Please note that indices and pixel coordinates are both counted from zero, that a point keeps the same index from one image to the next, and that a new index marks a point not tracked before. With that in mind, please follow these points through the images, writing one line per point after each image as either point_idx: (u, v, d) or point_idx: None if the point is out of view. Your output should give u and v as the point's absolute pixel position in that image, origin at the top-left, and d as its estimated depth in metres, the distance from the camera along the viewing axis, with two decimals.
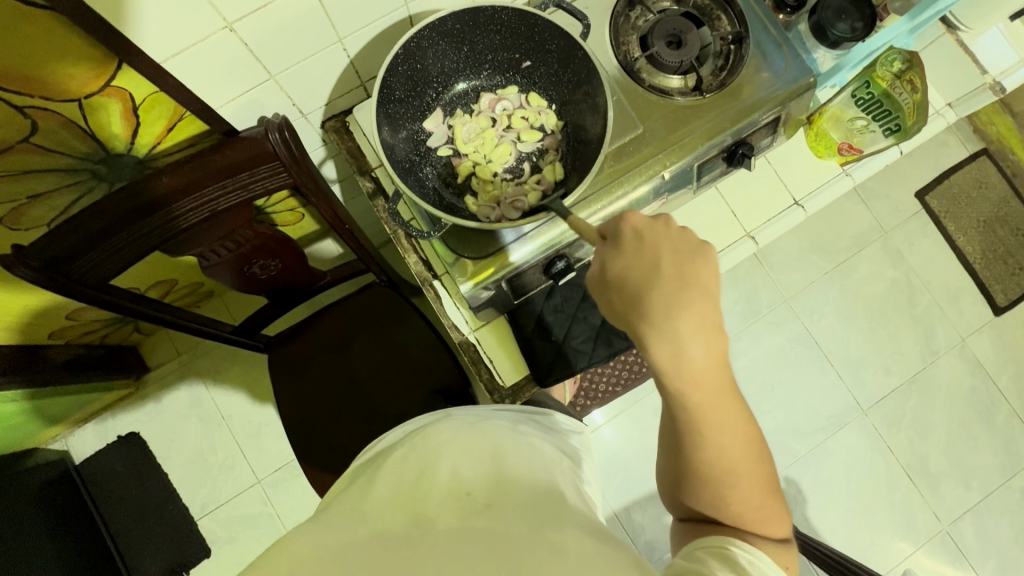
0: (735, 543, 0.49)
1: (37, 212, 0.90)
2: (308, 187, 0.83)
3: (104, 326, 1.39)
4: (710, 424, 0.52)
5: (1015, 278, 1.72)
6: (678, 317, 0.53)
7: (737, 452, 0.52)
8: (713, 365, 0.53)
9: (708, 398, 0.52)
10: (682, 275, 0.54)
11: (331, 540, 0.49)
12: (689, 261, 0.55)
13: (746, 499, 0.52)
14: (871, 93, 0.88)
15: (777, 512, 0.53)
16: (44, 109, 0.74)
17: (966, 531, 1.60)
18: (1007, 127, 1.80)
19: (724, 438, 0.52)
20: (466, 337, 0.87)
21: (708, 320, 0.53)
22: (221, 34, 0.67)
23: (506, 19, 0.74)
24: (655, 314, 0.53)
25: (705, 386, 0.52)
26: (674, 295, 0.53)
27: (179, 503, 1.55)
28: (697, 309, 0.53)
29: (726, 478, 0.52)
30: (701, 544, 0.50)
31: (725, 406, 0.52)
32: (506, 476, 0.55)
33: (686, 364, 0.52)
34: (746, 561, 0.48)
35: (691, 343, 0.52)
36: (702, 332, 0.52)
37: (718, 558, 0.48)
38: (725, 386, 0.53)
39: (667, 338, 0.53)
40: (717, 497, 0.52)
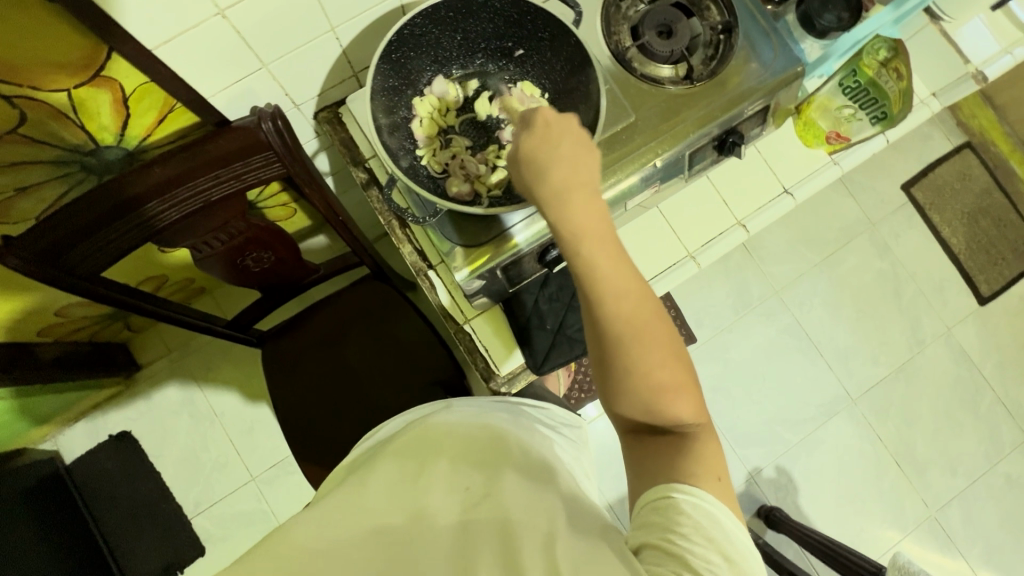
0: (676, 489, 0.49)
1: (25, 205, 0.89)
2: (302, 178, 0.83)
3: (93, 323, 1.37)
4: (608, 286, 0.50)
5: (999, 268, 1.76)
6: (567, 179, 0.53)
7: (643, 319, 0.50)
8: (603, 231, 0.52)
9: (604, 261, 0.51)
10: (575, 147, 0.54)
11: (334, 532, 0.49)
12: (585, 139, 0.54)
13: (651, 369, 0.50)
14: (858, 82, 0.88)
15: (689, 390, 0.51)
16: (32, 99, 0.73)
17: (953, 517, 1.63)
18: (990, 121, 1.83)
19: (626, 302, 0.50)
20: (461, 325, 0.88)
21: (593, 186, 0.53)
22: (214, 22, 0.67)
23: (499, 6, 0.75)
24: (547, 175, 0.53)
25: (594, 244, 0.51)
26: (563, 160, 0.53)
27: (172, 502, 1.53)
28: (583, 177, 0.53)
29: (631, 345, 0.50)
30: (648, 498, 0.51)
31: (623, 272, 0.51)
32: (504, 461, 0.55)
33: (575, 223, 0.52)
34: (689, 509, 0.48)
35: (578, 206, 0.52)
36: (589, 197, 0.53)
37: (664, 514, 0.48)
38: (621, 254, 0.52)
39: (557, 200, 0.53)
40: (628, 371, 0.50)
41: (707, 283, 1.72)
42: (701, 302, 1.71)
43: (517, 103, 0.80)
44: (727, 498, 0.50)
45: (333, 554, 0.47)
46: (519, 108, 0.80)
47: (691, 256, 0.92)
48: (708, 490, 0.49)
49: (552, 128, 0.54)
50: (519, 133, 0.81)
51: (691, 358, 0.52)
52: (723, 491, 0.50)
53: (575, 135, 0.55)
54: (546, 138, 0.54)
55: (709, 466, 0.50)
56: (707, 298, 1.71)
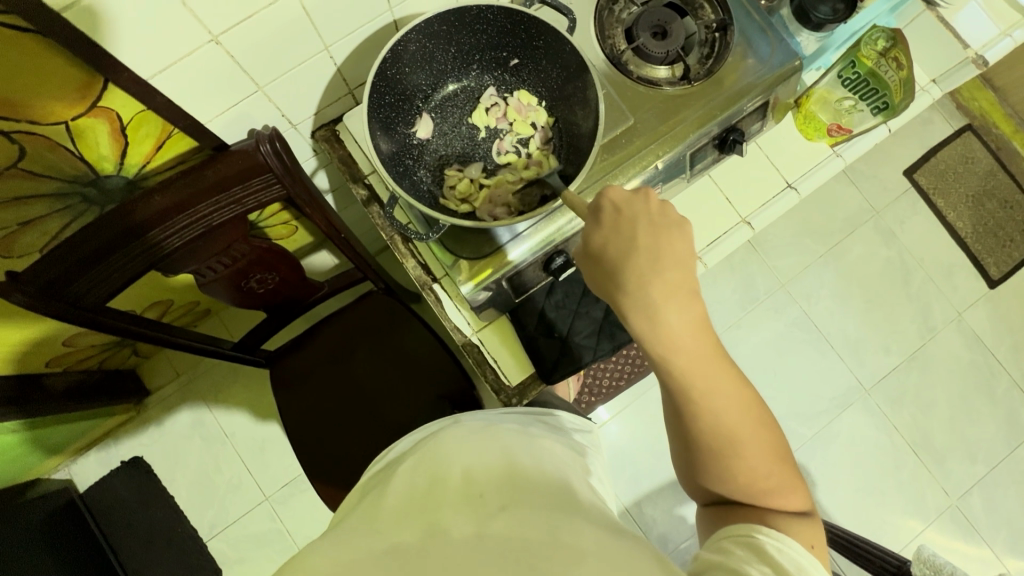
0: (762, 531, 0.46)
1: (28, 239, 0.88)
2: (302, 197, 0.83)
3: (102, 351, 1.37)
4: (706, 396, 0.53)
5: (1007, 250, 1.74)
6: (654, 285, 0.55)
7: (742, 421, 0.53)
8: (695, 336, 0.54)
9: (700, 371, 0.53)
10: (654, 244, 0.57)
11: (345, 555, 0.47)
12: (664, 232, 0.58)
13: (754, 471, 0.52)
14: (857, 74, 0.85)
15: (795, 484, 0.52)
16: (30, 133, 0.73)
17: (975, 504, 1.61)
18: (989, 102, 1.81)
19: (724, 409, 0.53)
20: (469, 339, 0.87)
21: (684, 288, 0.56)
22: (207, 48, 0.67)
23: (492, 17, 0.74)
24: (631, 285, 0.56)
25: (687, 355, 0.54)
26: (647, 265, 0.56)
27: (187, 525, 1.53)
28: (673, 277, 0.56)
29: (732, 451, 0.52)
30: (727, 533, 0.48)
31: (718, 377, 0.53)
32: (521, 478, 0.54)
33: (666, 334, 0.54)
34: (772, 550, 0.45)
35: (669, 314, 0.55)
36: (679, 302, 0.55)
37: (743, 548, 0.46)
38: (716, 358, 0.54)
39: (644, 308, 0.55)
40: (725, 470, 0.52)
41: (712, 280, 1.71)
42: (708, 300, 1.69)
43: (515, 112, 0.82)
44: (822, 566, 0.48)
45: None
46: (517, 117, 0.82)
47: (697, 257, 0.91)
48: (800, 544, 0.46)
49: (622, 218, 0.59)
50: (518, 142, 0.82)
51: (791, 450, 0.54)
52: (819, 561, 0.47)
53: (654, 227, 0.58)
54: (617, 235, 0.58)
55: (807, 539, 0.48)
56: (714, 294, 1.70)
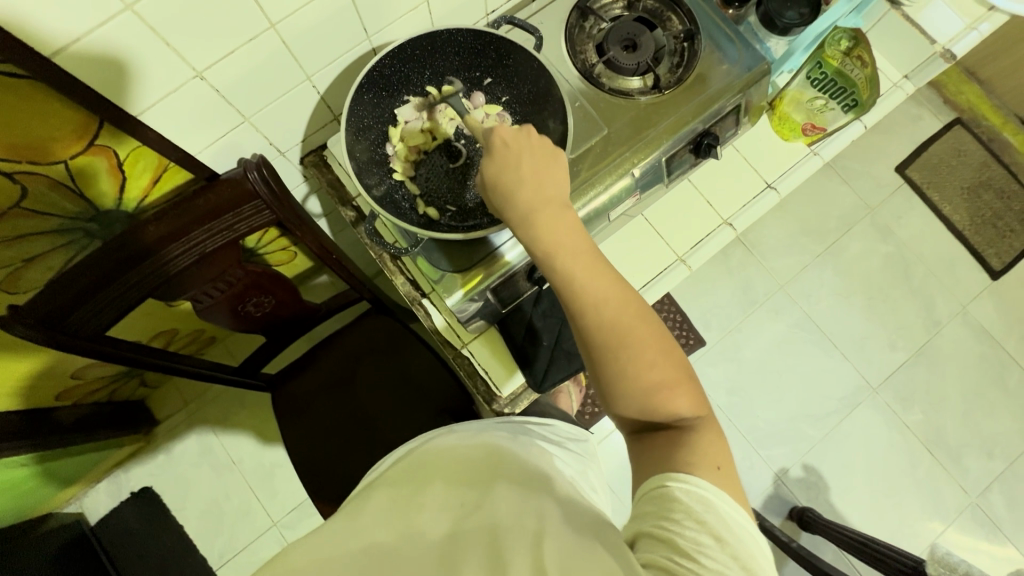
0: (672, 477, 0.48)
1: (33, 274, 0.92)
2: (291, 221, 0.86)
3: (109, 383, 1.40)
4: (589, 297, 0.53)
5: (1008, 241, 1.72)
6: (535, 199, 0.57)
7: (629, 321, 0.52)
8: (578, 249, 0.56)
9: (581, 273, 0.54)
10: (535, 168, 0.59)
11: (324, 548, 0.48)
12: (545, 158, 0.59)
13: (641, 369, 0.51)
14: (824, 74, 0.88)
15: (685, 384, 0.51)
16: (32, 173, 0.77)
17: (996, 502, 1.57)
18: (977, 95, 1.82)
19: (609, 307, 0.53)
20: (460, 350, 0.89)
21: (562, 205, 0.58)
22: (193, 83, 0.70)
23: (462, 40, 0.78)
24: (516, 202, 0.58)
25: (573, 261, 0.55)
26: (530, 186, 0.58)
27: (197, 554, 1.53)
28: (551, 196, 0.58)
29: (620, 348, 0.51)
30: (646, 487, 0.49)
31: (599, 279, 0.54)
32: (498, 476, 0.54)
33: (547, 241, 0.56)
34: (684, 497, 0.46)
35: (549, 225, 0.56)
36: (558, 214, 0.57)
37: (659, 503, 0.47)
38: (600, 265, 0.55)
39: (529, 225, 0.57)
40: (617, 370, 0.51)
41: (710, 285, 1.71)
42: (707, 304, 1.69)
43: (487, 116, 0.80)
44: (729, 487, 0.48)
45: (321, 564, 0.46)
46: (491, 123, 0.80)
47: (681, 259, 0.93)
48: (710, 482, 0.47)
49: (510, 149, 0.59)
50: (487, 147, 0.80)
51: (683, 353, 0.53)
52: (722, 482, 0.47)
53: (534, 150, 0.60)
54: (506, 163, 0.59)
55: (707, 456, 0.49)
56: (714, 299, 1.70)
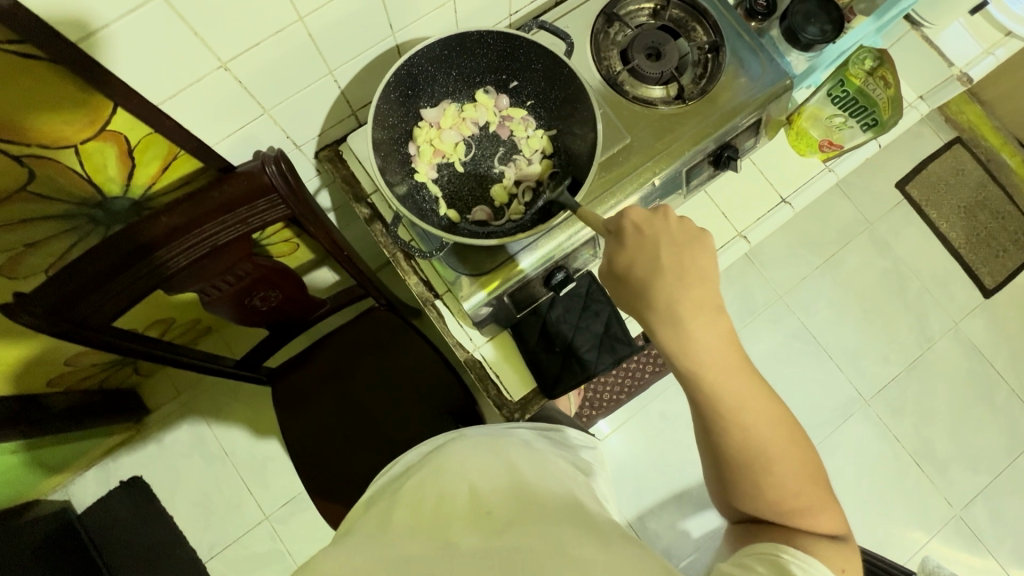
0: (787, 551, 0.51)
1: (34, 259, 0.90)
2: (306, 217, 0.84)
3: (102, 370, 1.37)
4: (738, 412, 0.56)
5: (1001, 260, 1.76)
6: (684, 305, 0.58)
7: (776, 441, 0.56)
8: (724, 355, 0.57)
9: (732, 389, 0.56)
10: (682, 266, 0.59)
11: (354, 565, 0.47)
12: (689, 253, 0.60)
13: (785, 487, 0.55)
14: (846, 91, 0.87)
15: (826, 503, 0.56)
16: (40, 156, 0.75)
17: (979, 515, 1.60)
18: (977, 115, 1.85)
19: (758, 425, 0.56)
20: (471, 354, 0.88)
21: (714, 311, 0.58)
22: (217, 73, 0.69)
23: (491, 42, 0.77)
24: (657, 301, 0.59)
25: (723, 373, 0.56)
26: (676, 283, 0.58)
27: (186, 546, 1.51)
28: (702, 298, 0.58)
29: (764, 465, 0.55)
30: (750, 550, 0.52)
31: (749, 395, 0.56)
32: (527, 495, 0.54)
33: (696, 351, 0.57)
34: (794, 565, 0.49)
35: (697, 329, 0.57)
36: (708, 320, 0.57)
37: (766, 564, 0.49)
38: (745, 375, 0.57)
39: (672, 325, 0.58)
40: (758, 483, 0.56)
41: None
42: None
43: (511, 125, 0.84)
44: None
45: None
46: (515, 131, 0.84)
47: None
48: (821, 563, 0.50)
49: (646, 240, 0.61)
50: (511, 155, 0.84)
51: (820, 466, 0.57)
52: None
53: (675, 242, 0.60)
54: (646, 256, 0.60)
55: (837, 563, 0.52)
56: None
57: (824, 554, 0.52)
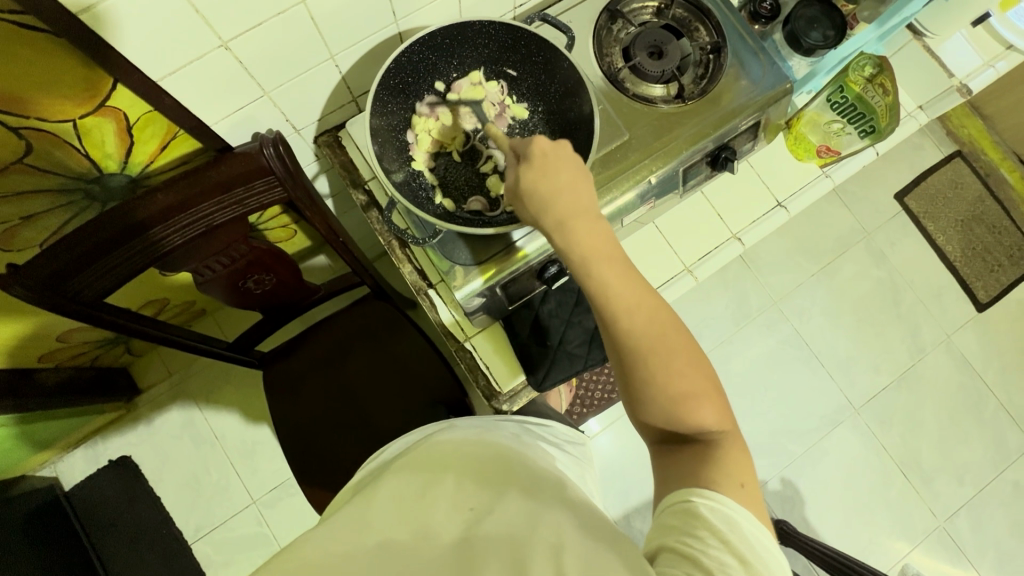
0: (696, 493, 0.48)
1: (30, 232, 0.90)
2: (303, 202, 0.85)
3: (95, 348, 1.37)
4: (616, 308, 0.54)
5: (995, 274, 1.76)
6: (564, 206, 0.57)
7: (661, 335, 0.53)
8: (609, 251, 0.56)
9: (612, 280, 0.54)
10: (569, 171, 0.59)
11: (338, 546, 0.48)
12: (578, 166, 0.59)
13: (668, 378, 0.52)
14: (845, 97, 0.88)
15: (713, 398, 0.52)
16: (38, 129, 0.75)
17: (962, 527, 1.61)
18: (978, 130, 1.86)
19: (640, 318, 0.53)
20: (462, 344, 0.89)
21: (592, 213, 0.58)
22: (217, 52, 0.69)
23: (493, 32, 0.78)
24: (547, 205, 0.58)
25: (603, 266, 0.55)
26: (562, 190, 0.58)
27: (173, 527, 1.52)
28: (581, 201, 0.58)
29: (650, 357, 0.52)
30: (669, 501, 0.50)
31: (628, 286, 0.54)
32: (508, 482, 0.54)
33: (575, 247, 0.56)
34: (706, 511, 0.47)
35: (581, 230, 0.57)
36: (588, 221, 0.57)
37: (681, 518, 0.48)
38: (630, 272, 0.55)
39: (559, 229, 0.57)
40: (645, 379, 0.52)
41: (705, 295, 1.72)
42: (701, 314, 1.71)
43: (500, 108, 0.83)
44: (753, 504, 0.49)
45: (337, 562, 0.47)
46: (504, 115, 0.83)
47: (688, 270, 0.94)
48: (728, 495, 0.48)
49: (548, 158, 0.59)
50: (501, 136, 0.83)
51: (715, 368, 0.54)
52: (747, 498, 0.49)
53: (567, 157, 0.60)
54: (541, 167, 0.59)
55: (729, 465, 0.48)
56: (708, 310, 1.72)
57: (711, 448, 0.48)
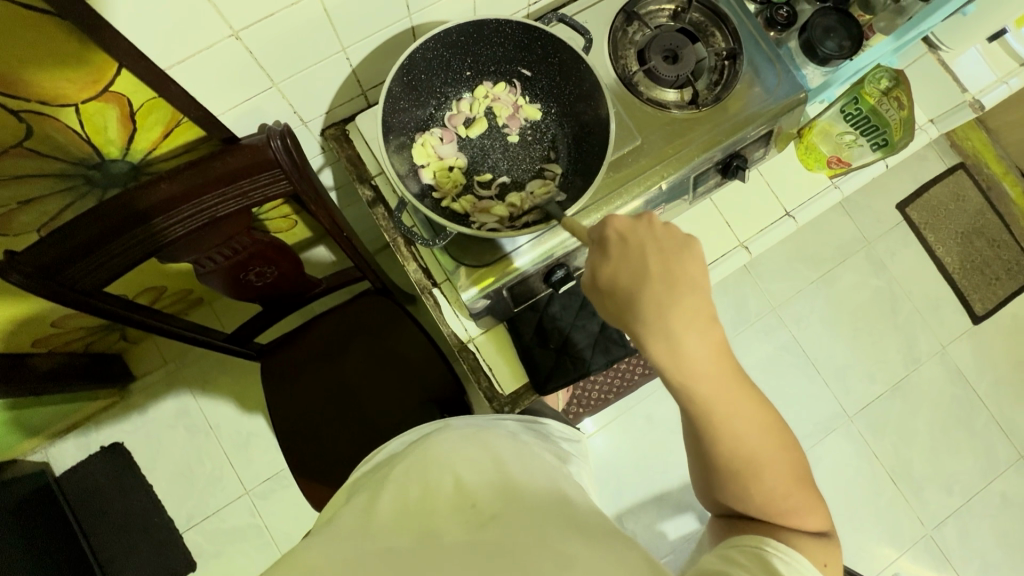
0: (770, 543, 0.50)
1: (27, 216, 0.88)
2: (308, 195, 0.83)
3: (90, 333, 1.36)
4: (728, 426, 0.53)
5: (993, 287, 1.77)
6: (679, 318, 0.53)
7: (765, 451, 0.53)
8: (715, 365, 0.53)
9: (721, 397, 0.53)
10: (671, 273, 0.54)
11: (338, 554, 0.47)
12: (677, 261, 0.54)
13: (775, 490, 0.53)
14: (859, 109, 0.89)
15: (814, 503, 0.54)
16: (40, 112, 0.73)
17: (950, 536, 1.63)
18: (982, 142, 1.86)
19: (750, 433, 0.53)
20: (465, 344, 0.88)
21: (707, 319, 0.53)
22: (227, 42, 0.67)
23: (510, 32, 0.76)
24: (648, 313, 0.54)
25: (710, 385, 0.52)
26: (665, 295, 0.53)
27: (164, 515, 1.51)
28: (695, 307, 0.53)
29: (751, 472, 0.53)
30: (734, 542, 0.50)
31: (740, 403, 0.53)
32: (511, 487, 0.53)
33: (689, 364, 0.53)
34: (779, 561, 0.48)
35: (689, 342, 0.53)
36: (701, 327, 0.53)
37: (751, 560, 0.48)
38: (737, 384, 0.53)
39: (664, 339, 0.53)
40: (742, 488, 0.54)
41: None
42: None
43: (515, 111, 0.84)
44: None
45: (336, 568, 0.45)
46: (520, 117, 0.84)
47: None
48: (809, 560, 0.49)
49: (627, 245, 0.56)
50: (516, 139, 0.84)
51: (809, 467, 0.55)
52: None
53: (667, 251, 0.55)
54: (627, 258, 0.56)
55: (817, 557, 0.51)
56: None
57: (813, 555, 0.51)
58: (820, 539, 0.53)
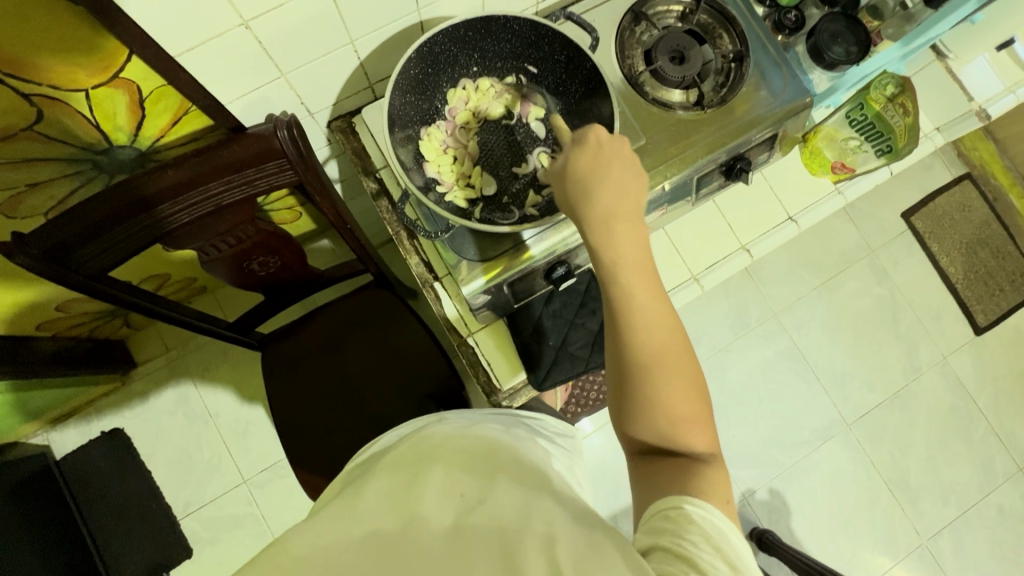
0: (688, 501, 0.47)
1: (35, 200, 0.89)
2: (313, 185, 0.84)
3: (94, 319, 1.37)
4: (642, 314, 0.54)
5: (996, 299, 1.77)
6: (614, 204, 0.58)
7: (668, 352, 0.53)
8: (641, 258, 0.57)
9: (641, 287, 0.55)
10: (621, 173, 0.60)
11: (329, 539, 0.48)
12: (630, 169, 0.61)
13: (671, 395, 0.52)
14: (865, 116, 0.88)
15: (707, 424, 0.52)
16: (50, 97, 0.74)
17: (945, 546, 1.63)
18: (989, 154, 1.86)
19: (655, 333, 0.54)
20: (465, 339, 0.89)
21: (636, 218, 0.59)
22: (237, 31, 0.68)
23: (517, 28, 0.77)
24: (594, 199, 0.59)
25: (633, 269, 0.56)
26: (612, 188, 0.59)
27: (162, 501, 1.52)
28: (625, 204, 0.59)
29: (653, 369, 0.52)
30: (658, 508, 0.48)
31: (652, 298, 0.55)
32: (500, 472, 0.54)
33: (616, 246, 0.57)
34: (698, 518, 0.46)
35: (621, 231, 0.58)
36: (632, 225, 0.58)
37: (674, 523, 0.46)
38: (654, 283, 0.56)
39: (602, 224, 0.58)
40: (645, 388, 0.52)
41: (706, 302, 1.73)
42: (701, 321, 1.71)
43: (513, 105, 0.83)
44: (735, 523, 0.48)
45: (327, 558, 0.46)
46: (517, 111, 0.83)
47: (695, 278, 0.94)
48: (716, 507, 0.47)
49: (603, 150, 0.61)
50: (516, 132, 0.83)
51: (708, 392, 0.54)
52: (731, 517, 0.47)
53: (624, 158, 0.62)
54: (594, 158, 0.61)
55: (720, 492, 0.49)
56: (708, 317, 1.72)
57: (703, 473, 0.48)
58: (709, 465, 0.51)
